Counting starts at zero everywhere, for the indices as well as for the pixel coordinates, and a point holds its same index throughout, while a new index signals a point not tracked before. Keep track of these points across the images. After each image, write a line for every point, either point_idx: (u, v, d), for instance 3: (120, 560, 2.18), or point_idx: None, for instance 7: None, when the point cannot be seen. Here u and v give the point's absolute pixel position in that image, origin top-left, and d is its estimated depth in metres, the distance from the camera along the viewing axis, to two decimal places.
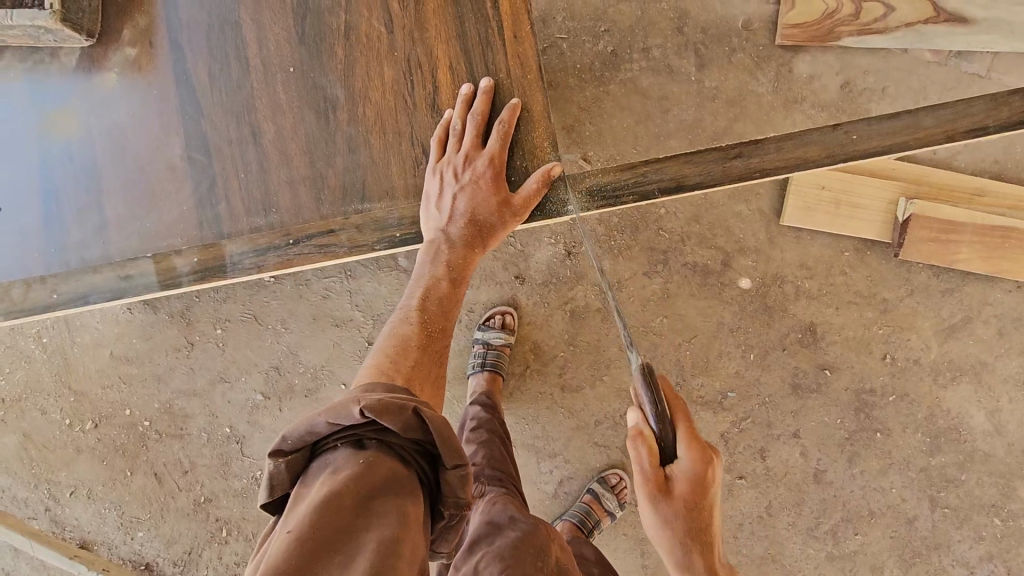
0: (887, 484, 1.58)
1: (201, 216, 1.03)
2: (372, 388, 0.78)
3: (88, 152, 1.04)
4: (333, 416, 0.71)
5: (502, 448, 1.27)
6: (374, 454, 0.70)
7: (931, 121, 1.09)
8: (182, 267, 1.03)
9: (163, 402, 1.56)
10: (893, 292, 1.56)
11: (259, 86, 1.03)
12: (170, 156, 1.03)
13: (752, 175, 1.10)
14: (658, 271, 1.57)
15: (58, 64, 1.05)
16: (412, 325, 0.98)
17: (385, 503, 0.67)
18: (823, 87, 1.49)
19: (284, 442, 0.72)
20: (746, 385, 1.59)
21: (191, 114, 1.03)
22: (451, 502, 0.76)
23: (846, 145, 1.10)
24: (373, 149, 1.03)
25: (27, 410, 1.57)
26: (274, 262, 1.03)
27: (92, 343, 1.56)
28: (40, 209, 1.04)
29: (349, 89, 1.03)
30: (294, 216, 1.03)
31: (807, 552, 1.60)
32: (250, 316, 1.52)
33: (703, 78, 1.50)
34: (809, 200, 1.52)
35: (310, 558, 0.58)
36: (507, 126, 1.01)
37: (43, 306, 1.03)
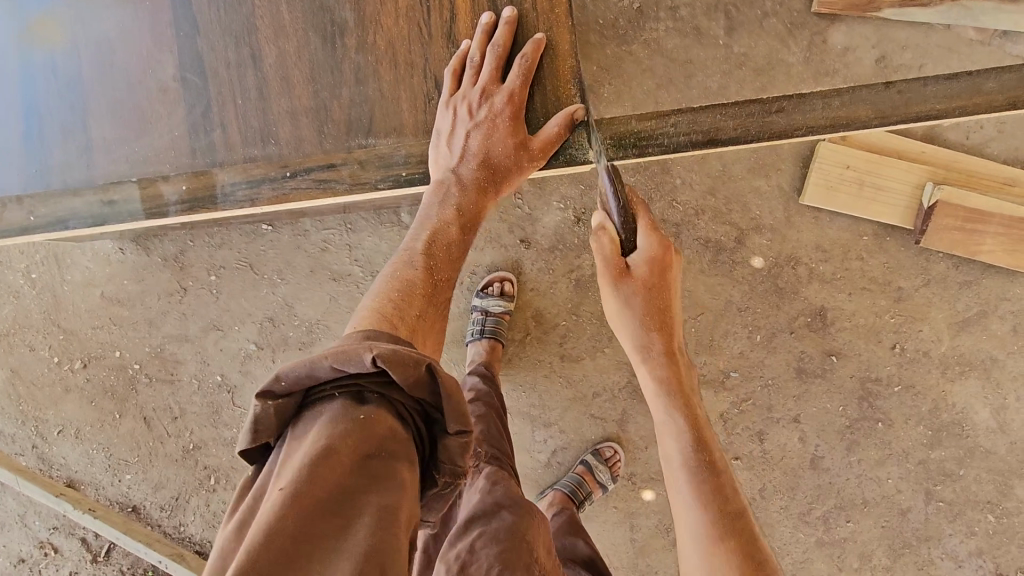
0: (884, 474, 1.57)
1: (194, 143, 0.97)
2: (375, 337, 0.75)
3: (75, 68, 0.97)
4: (340, 361, 0.67)
5: (498, 422, 1.23)
6: (378, 408, 0.67)
7: (992, 86, 1.02)
8: (169, 195, 0.97)
9: (154, 346, 1.52)
10: (909, 281, 1.51)
11: (262, 5, 0.96)
12: (162, 77, 0.96)
13: (793, 132, 1.03)
14: (669, 244, 1.52)
15: None
16: (417, 269, 0.92)
17: (383, 463, 0.64)
18: (857, 60, 1.41)
19: (278, 383, 0.66)
20: (750, 366, 1.55)
21: (187, 31, 0.96)
22: (448, 467, 0.73)
23: (898, 106, 1.04)
24: (382, 81, 0.96)
25: (16, 345, 1.54)
26: (268, 196, 0.97)
27: (83, 282, 1.52)
28: (22, 126, 0.98)
29: (356, 15, 0.96)
30: (294, 148, 0.97)
31: (797, 536, 1.60)
32: (246, 264, 1.48)
33: (732, 42, 1.41)
34: (832, 179, 1.46)
35: (306, 522, 0.56)
36: (530, 65, 0.94)
37: (21, 228, 0.98)
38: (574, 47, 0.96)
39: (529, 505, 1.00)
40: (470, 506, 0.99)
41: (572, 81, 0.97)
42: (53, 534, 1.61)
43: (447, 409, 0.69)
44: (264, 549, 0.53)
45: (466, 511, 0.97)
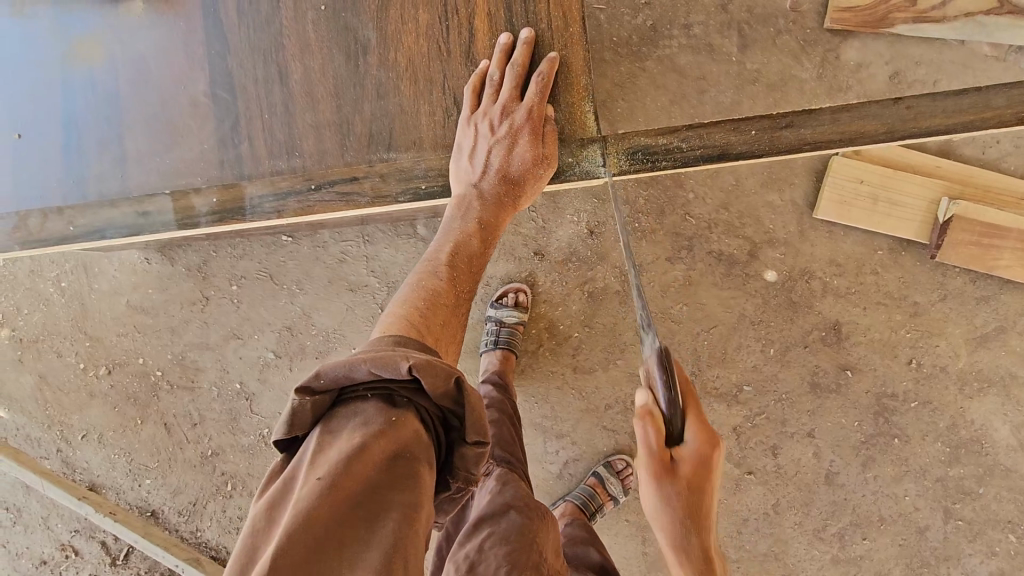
0: (901, 491, 1.55)
1: (222, 156, 1.01)
2: (404, 344, 0.77)
3: (112, 85, 1.02)
4: (377, 365, 0.69)
5: (513, 428, 1.24)
6: (406, 412, 0.69)
7: (1001, 101, 1.02)
8: (201, 207, 1.02)
9: (177, 354, 1.56)
10: (926, 295, 1.50)
11: (288, 24, 0.99)
12: (193, 92, 1.01)
13: (801, 147, 1.05)
14: (681, 257, 1.53)
15: None
16: (442, 279, 0.95)
17: (409, 465, 0.65)
18: (870, 75, 1.44)
19: (315, 380, 0.68)
20: (763, 380, 1.55)
21: (217, 50, 1.00)
22: (462, 471, 0.75)
23: (907, 120, 1.04)
24: (402, 96, 0.99)
25: (45, 351, 1.59)
26: (294, 207, 1.01)
27: (110, 290, 1.56)
28: (60, 139, 1.02)
29: (379, 32, 0.99)
30: (318, 160, 1.00)
31: (811, 553, 1.58)
32: (267, 274, 1.52)
33: (745, 58, 1.44)
34: (846, 194, 1.46)
35: (339, 516, 0.58)
36: (550, 82, 0.97)
37: (60, 237, 1.03)
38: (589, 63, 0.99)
39: (535, 503, 1.01)
40: (480, 506, 1.01)
41: (584, 97, 0.99)
42: (75, 537, 1.65)
43: (468, 418, 0.71)
44: (298, 538, 0.55)
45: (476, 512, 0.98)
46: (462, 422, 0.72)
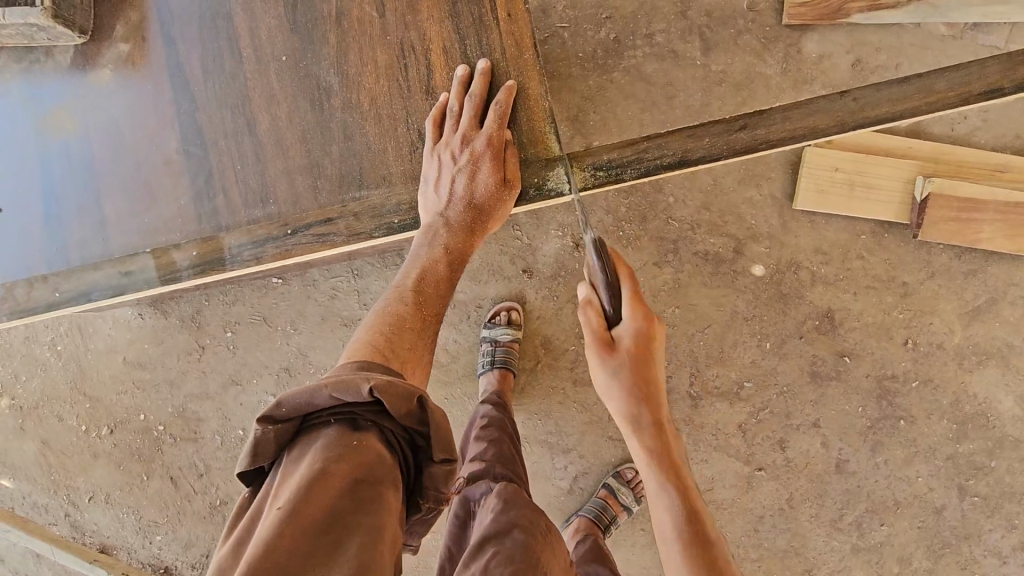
0: (913, 472, 1.54)
1: (200, 210, 1.02)
2: (366, 367, 0.80)
3: (87, 152, 1.04)
4: (337, 390, 0.73)
5: (511, 443, 1.24)
6: (369, 436, 0.73)
7: (943, 85, 1.05)
8: (181, 261, 1.02)
9: (177, 407, 1.56)
10: (914, 275, 1.52)
11: (253, 77, 1.02)
12: (167, 151, 1.02)
13: (758, 147, 1.07)
14: (668, 260, 1.54)
15: (52, 62, 1.04)
16: (408, 304, 0.97)
17: (371, 486, 0.69)
18: (833, 66, 1.46)
19: (278, 409, 0.73)
20: (763, 375, 1.55)
21: (186, 108, 1.02)
22: (431, 493, 0.78)
23: (854, 112, 1.06)
24: (369, 136, 1.02)
25: (45, 417, 1.59)
26: (273, 253, 1.02)
27: (105, 349, 1.57)
28: (42, 208, 1.04)
29: (342, 76, 1.01)
30: (293, 206, 1.02)
31: (831, 545, 1.56)
32: (260, 318, 1.53)
33: (709, 62, 1.47)
34: (822, 182, 1.48)
35: (301, 537, 0.61)
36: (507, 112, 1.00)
37: (46, 304, 1.03)
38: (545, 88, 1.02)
39: (537, 515, 1.01)
40: (482, 526, 0.99)
41: (545, 120, 1.02)
42: None
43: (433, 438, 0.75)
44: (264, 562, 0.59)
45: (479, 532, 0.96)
46: (428, 441, 0.76)
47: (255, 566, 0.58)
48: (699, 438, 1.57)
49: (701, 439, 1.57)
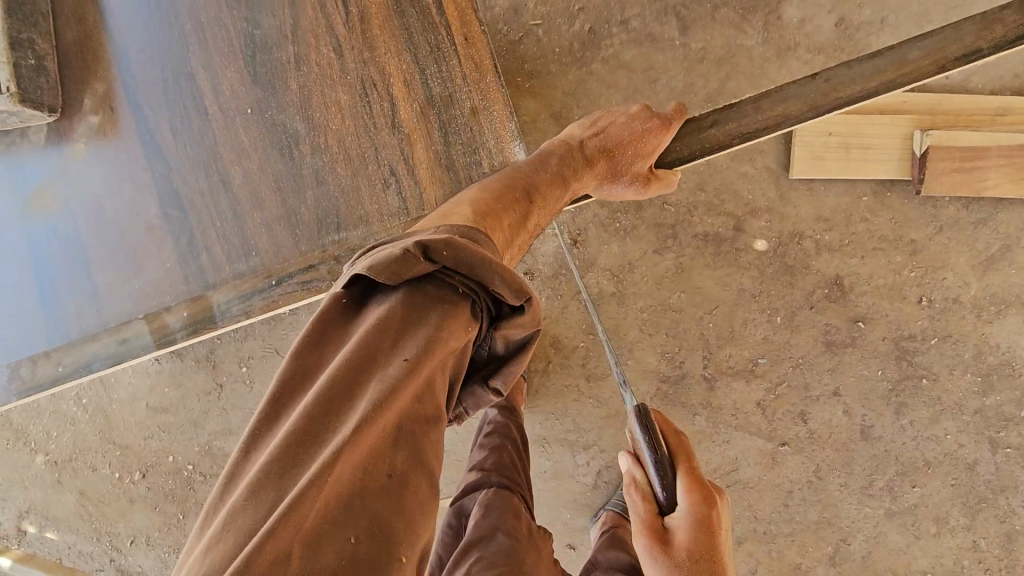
0: (941, 431, 1.52)
1: (185, 270, 0.93)
2: (481, 240, 0.69)
3: (71, 226, 0.94)
4: (506, 279, 0.65)
5: (512, 451, 1.21)
6: (462, 305, 0.65)
7: (916, 54, 0.94)
8: (174, 323, 0.93)
9: (203, 445, 1.60)
10: (922, 231, 1.48)
11: (223, 134, 0.93)
12: (146, 218, 0.93)
13: (732, 142, 0.99)
14: (669, 246, 1.51)
15: (28, 143, 0.94)
16: (498, 189, 0.85)
17: (436, 392, 0.60)
18: (816, 28, 1.42)
19: (441, 248, 0.63)
20: (777, 350, 1.52)
21: (160, 169, 0.93)
22: (460, 406, 0.76)
23: (826, 94, 0.97)
24: (340, 177, 0.93)
25: (79, 468, 1.64)
26: (261, 306, 0.93)
27: (128, 397, 1.61)
28: (36, 288, 0.94)
29: (309, 120, 0.93)
30: (274, 256, 0.93)
31: (864, 512, 1.55)
32: (272, 350, 1.55)
33: (688, 40, 1.43)
34: (816, 149, 1.45)
35: (362, 458, 0.53)
36: (671, 132, 1.01)
37: (51, 379, 0.94)
38: (509, 104, 0.97)
39: (519, 517, 1.07)
40: (467, 531, 1.04)
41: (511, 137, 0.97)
42: None
43: (504, 363, 0.73)
44: (328, 457, 0.51)
45: (465, 538, 1.02)
46: (487, 360, 0.74)
47: (308, 491, 0.49)
48: (719, 420, 1.55)
49: (721, 421, 1.55)
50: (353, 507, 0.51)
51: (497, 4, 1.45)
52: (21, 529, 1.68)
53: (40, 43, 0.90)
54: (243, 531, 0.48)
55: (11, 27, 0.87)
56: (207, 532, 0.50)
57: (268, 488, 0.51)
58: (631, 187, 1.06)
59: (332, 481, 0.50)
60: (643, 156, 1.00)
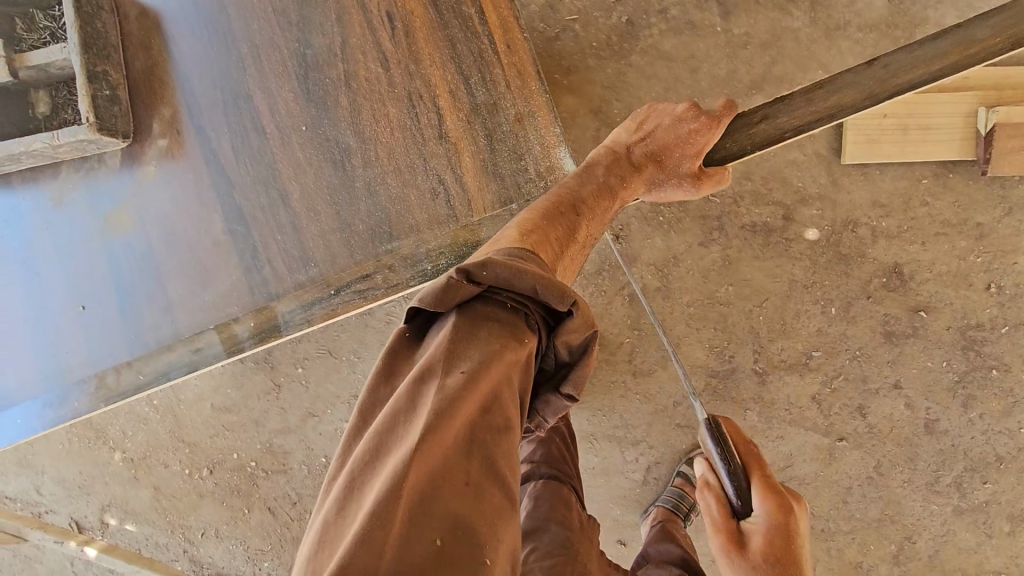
0: (1014, 424, 1.44)
1: (250, 282, 0.98)
2: (527, 258, 0.71)
3: (147, 245, 1.00)
4: (543, 284, 0.67)
5: (560, 442, 1.21)
6: (512, 318, 0.67)
7: (984, 33, 0.88)
8: (242, 332, 0.98)
9: (265, 443, 1.68)
10: (989, 214, 1.39)
11: (279, 152, 0.97)
12: (213, 233, 0.98)
13: (784, 136, 0.93)
14: (714, 238, 1.47)
15: (106, 167, 1.00)
16: (546, 206, 0.87)
17: (501, 401, 0.61)
18: (868, 4, 1.36)
19: (482, 269, 0.66)
20: (833, 342, 1.47)
21: (223, 186, 0.98)
22: (537, 415, 0.77)
23: (885, 81, 0.90)
24: (391, 188, 0.96)
25: (153, 465, 1.75)
26: (321, 314, 0.98)
27: (194, 398, 1.70)
28: (117, 302, 1.01)
29: (359, 134, 0.96)
30: (332, 266, 0.97)
31: (930, 509, 1.49)
32: (325, 351, 1.61)
33: (730, 26, 1.39)
34: (871, 131, 1.39)
35: (434, 466, 0.55)
36: (723, 126, 0.96)
37: (133, 388, 1.01)
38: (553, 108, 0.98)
39: (569, 509, 1.08)
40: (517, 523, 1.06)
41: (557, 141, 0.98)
42: None
43: (571, 368, 0.73)
44: (400, 468, 0.53)
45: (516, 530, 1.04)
46: (556, 368, 0.75)
47: (387, 500, 0.51)
48: (772, 415, 1.51)
49: (774, 416, 1.51)
50: (435, 509, 0.53)
51: (533, 1, 1.44)
52: (103, 521, 1.80)
53: (113, 74, 0.96)
54: (332, 545, 0.52)
55: (87, 61, 0.92)
56: (303, 554, 0.54)
57: (351, 503, 0.54)
58: (679, 186, 1.03)
59: (410, 489, 0.52)
60: (690, 155, 0.98)
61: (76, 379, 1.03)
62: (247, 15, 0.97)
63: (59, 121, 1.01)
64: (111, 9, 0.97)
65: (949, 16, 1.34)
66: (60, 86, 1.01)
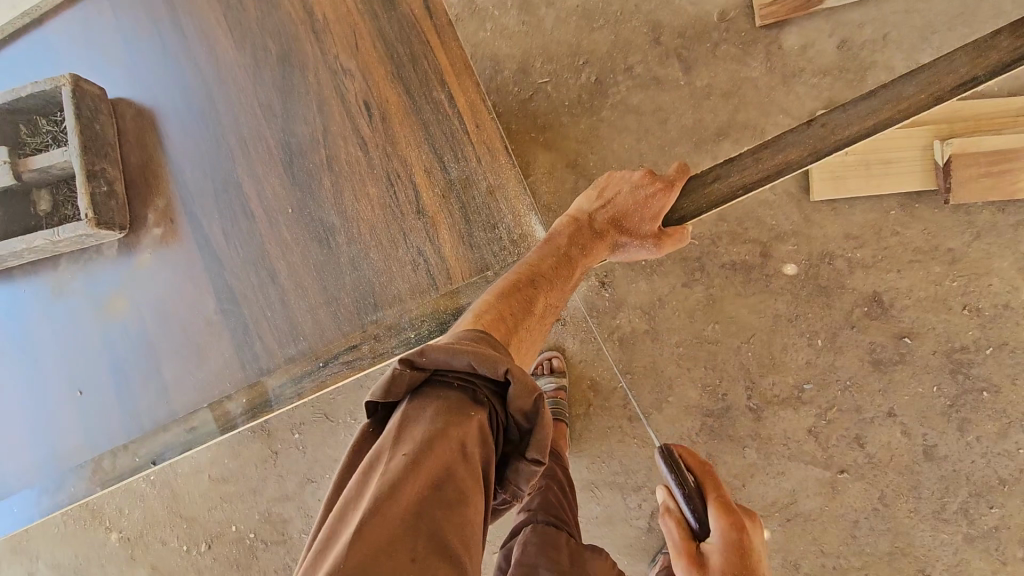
0: (1012, 445, 1.44)
1: (242, 359, 1.01)
2: (475, 340, 0.75)
3: (141, 329, 1.03)
4: (478, 360, 0.70)
5: (558, 491, 1.21)
6: (457, 397, 0.69)
7: (911, 89, 0.94)
8: (234, 409, 1.00)
9: (263, 512, 1.66)
10: (958, 239, 1.44)
11: (267, 234, 1.01)
12: (205, 314, 1.01)
13: (735, 195, 0.97)
14: (697, 279, 1.51)
15: (104, 258, 1.04)
16: (507, 284, 0.92)
17: (451, 477, 0.62)
18: (819, 52, 1.45)
19: (421, 355, 0.69)
20: (822, 373, 1.49)
21: (214, 268, 1.02)
22: (511, 485, 0.75)
23: (823, 139, 0.96)
24: (374, 261, 1.00)
25: (150, 543, 1.71)
26: (311, 387, 1.00)
27: (191, 470, 1.69)
28: (113, 387, 1.03)
29: (342, 213, 1.01)
30: (319, 338, 1.00)
31: (940, 538, 1.47)
32: (322, 415, 1.61)
33: (693, 79, 1.48)
34: (835, 169, 1.45)
35: (380, 545, 0.55)
36: (677, 190, 1.01)
37: (130, 470, 1.02)
38: (523, 179, 1.01)
39: (558, 551, 1.04)
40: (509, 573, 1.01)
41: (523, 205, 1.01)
42: None
43: (531, 435, 0.72)
44: (342, 550, 0.54)
45: None
46: (521, 436, 0.74)
47: None
48: (771, 451, 1.51)
49: (772, 451, 1.51)
50: None
51: (506, 67, 1.53)
52: None
53: (110, 171, 1.02)
54: None
55: (87, 162, 0.98)
56: None
57: None
58: (643, 246, 1.06)
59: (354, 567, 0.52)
60: (649, 219, 1.02)
61: (72, 465, 1.04)
62: (234, 109, 1.03)
63: (59, 217, 1.06)
64: (109, 112, 1.04)
65: (896, 58, 1.43)
66: (60, 184, 1.07)
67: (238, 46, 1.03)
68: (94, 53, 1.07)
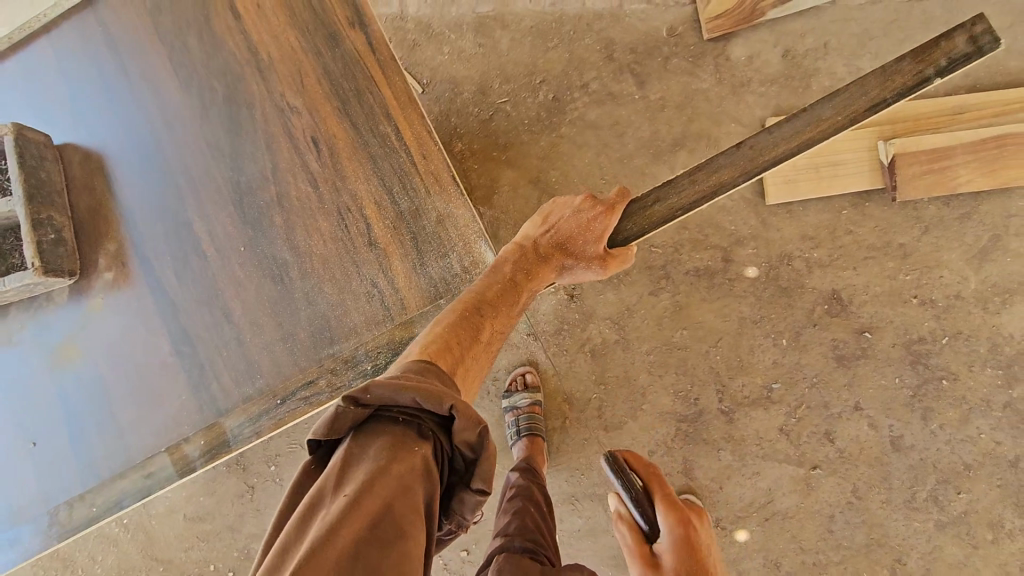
0: (974, 431, 1.48)
1: (199, 400, 1.00)
2: (417, 374, 0.76)
3: (95, 374, 1.01)
4: (421, 395, 0.71)
5: (534, 513, 1.19)
6: (402, 431, 0.70)
7: (829, 112, 0.99)
8: (192, 452, 0.99)
9: (242, 549, 1.63)
10: (909, 235, 1.49)
11: (220, 273, 1.01)
12: (160, 357, 1.00)
13: (674, 215, 1.01)
14: (662, 287, 1.54)
15: (54, 304, 1.03)
16: (451, 316, 0.92)
17: (393, 514, 0.62)
18: (765, 62, 1.50)
19: (364, 394, 0.69)
20: (789, 372, 1.52)
21: (167, 310, 1.01)
22: (457, 514, 0.77)
23: (755, 158, 1.00)
24: (328, 295, 1.00)
25: None
26: (269, 425, 0.98)
27: (165, 511, 1.65)
28: (68, 435, 1.01)
29: (295, 249, 1.01)
30: (276, 375, 0.99)
31: (913, 527, 1.50)
32: (297, 445, 1.59)
33: (647, 93, 1.52)
34: (788, 175, 1.50)
35: None
36: (618, 213, 1.03)
37: (85, 522, 0.99)
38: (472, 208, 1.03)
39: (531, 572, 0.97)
40: None
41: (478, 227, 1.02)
42: None
43: (475, 465, 0.73)
44: None
45: None
46: (467, 466, 0.75)
47: None
48: (745, 453, 1.54)
49: (747, 452, 1.54)
50: None
51: (465, 89, 1.56)
52: None
53: (57, 217, 1.01)
54: None
55: (32, 210, 0.97)
56: None
57: None
58: (589, 268, 1.07)
59: None
60: (593, 240, 1.04)
61: (30, 518, 1.01)
62: (182, 150, 1.03)
63: (6, 265, 1.06)
64: (55, 157, 1.03)
65: (838, 65, 1.49)
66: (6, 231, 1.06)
67: (185, 86, 1.04)
68: (40, 100, 1.07)
